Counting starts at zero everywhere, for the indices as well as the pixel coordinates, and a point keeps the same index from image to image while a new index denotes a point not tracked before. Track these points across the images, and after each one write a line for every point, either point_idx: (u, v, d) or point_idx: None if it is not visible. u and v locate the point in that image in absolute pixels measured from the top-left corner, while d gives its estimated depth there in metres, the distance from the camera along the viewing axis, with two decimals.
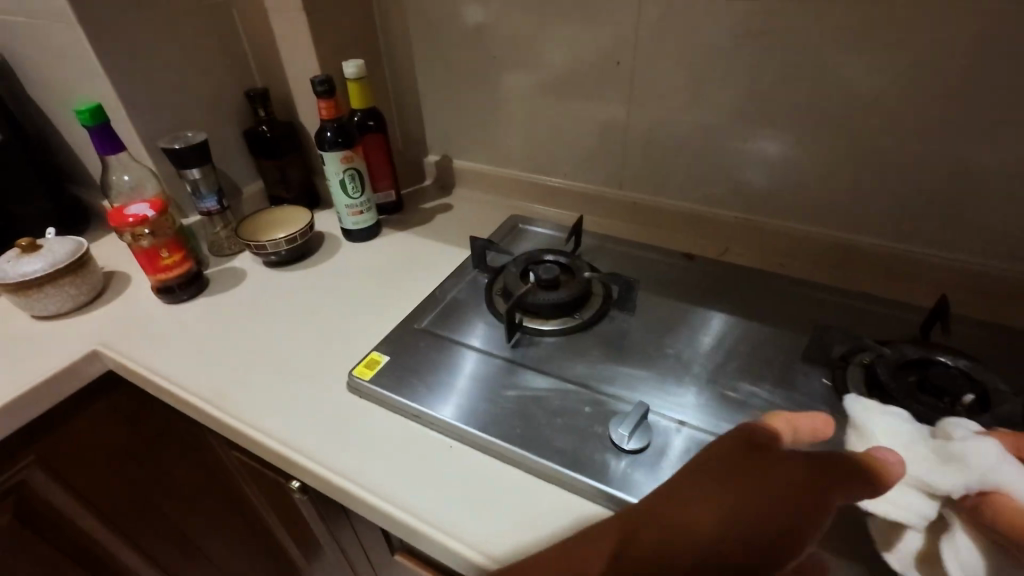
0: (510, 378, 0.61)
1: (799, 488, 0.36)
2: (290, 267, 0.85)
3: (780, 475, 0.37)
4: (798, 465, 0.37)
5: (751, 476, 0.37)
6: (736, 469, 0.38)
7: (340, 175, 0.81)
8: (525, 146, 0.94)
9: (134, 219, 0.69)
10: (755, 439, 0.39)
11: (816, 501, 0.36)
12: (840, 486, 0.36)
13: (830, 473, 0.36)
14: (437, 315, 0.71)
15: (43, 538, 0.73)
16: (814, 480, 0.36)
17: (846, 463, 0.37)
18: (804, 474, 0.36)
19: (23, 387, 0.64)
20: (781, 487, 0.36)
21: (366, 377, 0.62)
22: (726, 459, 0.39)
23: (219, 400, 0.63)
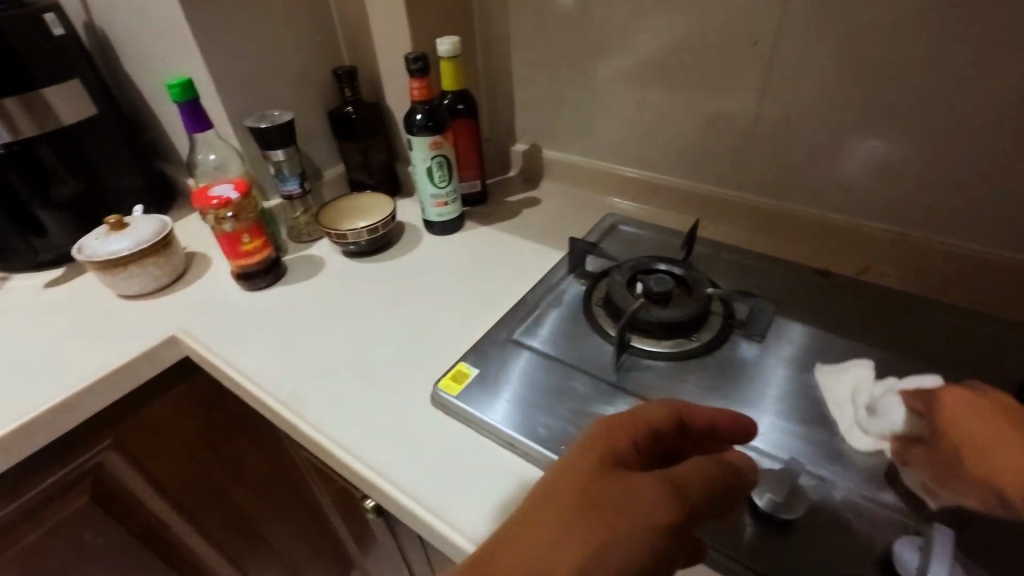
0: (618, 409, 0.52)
1: (677, 508, 0.34)
2: (369, 258, 0.80)
3: (648, 493, 0.35)
4: (665, 479, 0.35)
5: (618, 494, 0.35)
6: (601, 483, 0.35)
7: (428, 162, 0.75)
8: (626, 137, 0.84)
9: (218, 201, 0.66)
10: (615, 449, 0.37)
11: (691, 522, 0.34)
12: (708, 501, 0.35)
13: (702, 490, 0.35)
14: (530, 324, 0.63)
15: (119, 522, 0.72)
16: (684, 497, 0.35)
17: (715, 474, 0.36)
18: (673, 491, 0.35)
19: (103, 370, 0.62)
20: (652, 509, 0.34)
21: (454, 392, 0.55)
22: (596, 470, 0.36)
23: (295, 402, 0.58)
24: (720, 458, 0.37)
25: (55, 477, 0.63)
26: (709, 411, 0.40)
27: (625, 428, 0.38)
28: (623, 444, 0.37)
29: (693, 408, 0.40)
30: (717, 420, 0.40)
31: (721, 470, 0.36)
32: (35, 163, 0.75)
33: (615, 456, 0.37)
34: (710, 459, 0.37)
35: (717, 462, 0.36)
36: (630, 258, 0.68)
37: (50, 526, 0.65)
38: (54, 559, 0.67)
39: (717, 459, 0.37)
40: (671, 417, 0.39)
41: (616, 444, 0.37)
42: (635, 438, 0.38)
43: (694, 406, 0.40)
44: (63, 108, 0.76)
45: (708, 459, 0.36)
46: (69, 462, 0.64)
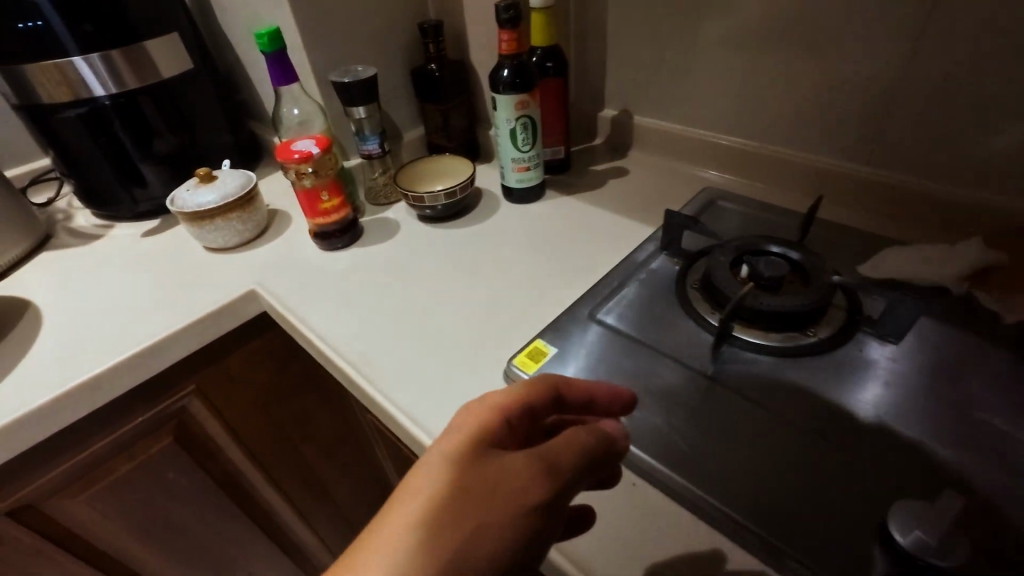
0: (715, 408, 0.46)
1: (549, 486, 0.35)
2: (445, 224, 0.77)
3: (522, 477, 0.34)
4: (538, 459, 0.35)
5: (493, 479, 0.34)
6: (477, 470, 0.34)
7: (512, 123, 0.70)
8: (734, 101, 0.74)
9: (300, 155, 0.64)
10: (491, 433, 0.36)
11: (562, 498, 0.35)
12: (581, 474, 0.36)
13: (573, 463, 0.36)
14: (615, 304, 0.57)
15: (199, 464, 0.75)
16: (557, 475, 0.35)
17: (586, 449, 0.36)
18: (546, 470, 0.35)
19: (189, 318, 0.64)
20: (527, 489, 0.34)
21: (530, 371, 0.51)
22: (472, 456, 0.35)
23: (365, 368, 0.56)
24: (591, 430, 0.37)
25: (143, 417, 0.66)
26: (584, 385, 0.40)
27: (495, 411, 0.37)
28: (495, 426, 0.36)
29: (570, 385, 0.40)
30: (595, 395, 0.40)
31: (592, 445, 0.37)
32: (139, 114, 0.78)
33: (488, 439, 0.36)
34: (583, 435, 0.37)
35: (588, 434, 0.37)
36: (735, 236, 0.59)
37: (138, 462, 0.67)
38: (143, 491, 0.70)
39: (593, 432, 0.37)
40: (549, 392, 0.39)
41: (488, 428, 0.36)
42: (506, 417, 0.37)
43: (571, 380, 0.40)
44: (164, 62, 0.78)
45: (578, 435, 0.37)
46: (156, 403, 0.66)
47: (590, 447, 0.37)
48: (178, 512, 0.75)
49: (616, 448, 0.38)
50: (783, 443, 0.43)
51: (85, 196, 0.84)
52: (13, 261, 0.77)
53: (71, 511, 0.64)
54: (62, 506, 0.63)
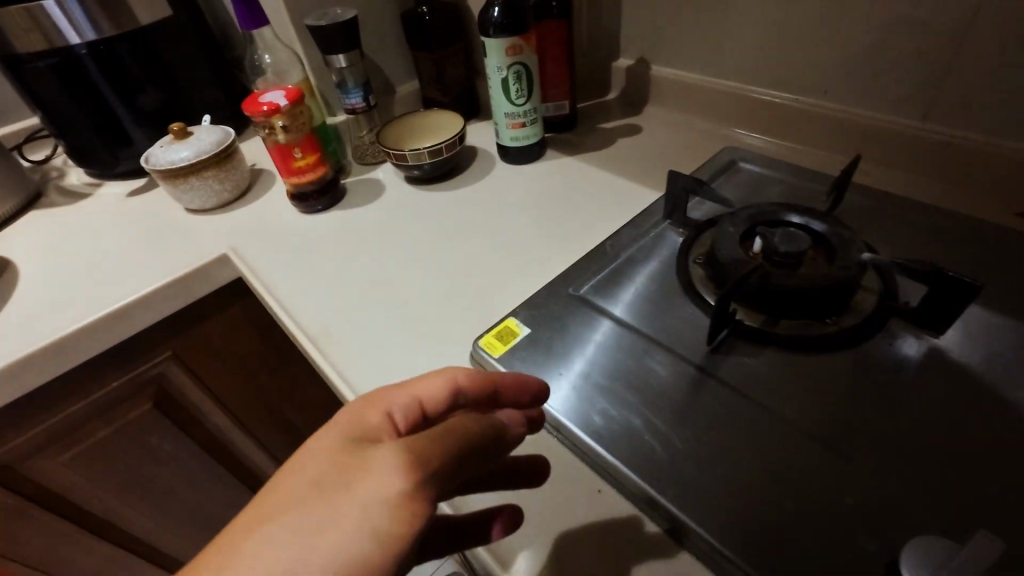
0: (704, 405, 0.39)
1: (414, 475, 0.30)
2: (434, 186, 0.70)
3: (385, 464, 0.30)
4: (407, 446, 0.31)
5: (351, 469, 0.31)
6: (340, 460, 0.31)
7: (504, 72, 0.62)
8: (765, 45, 0.64)
9: (267, 107, 0.59)
10: (365, 423, 0.33)
11: (435, 490, 0.30)
12: (457, 462, 0.32)
13: (449, 452, 0.31)
14: (605, 279, 0.51)
15: (182, 430, 0.73)
16: (425, 464, 0.30)
17: (467, 438, 0.32)
18: (412, 457, 0.30)
19: (158, 282, 0.61)
20: (387, 478, 0.30)
21: (496, 354, 0.45)
22: (339, 447, 0.32)
23: (326, 344, 0.52)
24: (478, 419, 0.34)
25: (117, 383, 0.64)
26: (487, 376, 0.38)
27: (375, 402, 0.35)
28: (376, 418, 0.34)
29: (470, 377, 0.37)
30: (499, 384, 0.37)
31: (479, 432, 0.33)
32: (116, 66, 0.74)
33: (363, 433, 0.33)
34: (467, 423, 0.33)
35: (474, 423, 0.33)
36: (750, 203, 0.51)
37: (117, 426, 0.66)
38: (125, 455, 0.69)
39: (479, 421, 0.33)
40: (445, 383, 0.36)
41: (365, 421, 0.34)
42: (389, 410, 0.35)
43: (473, 375, 0.38)
44: (140, 8, 0.73)
45: (458, 422, 0.33)
46: (130, 369, 0.64)
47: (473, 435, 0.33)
48: (163, 475, 0.75)
49: (508, 437, 0.34)
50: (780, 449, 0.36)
51: (74, 156, 0.81)
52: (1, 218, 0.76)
53: (51, 474, 0.64)
54: (41, 468, 0.63)
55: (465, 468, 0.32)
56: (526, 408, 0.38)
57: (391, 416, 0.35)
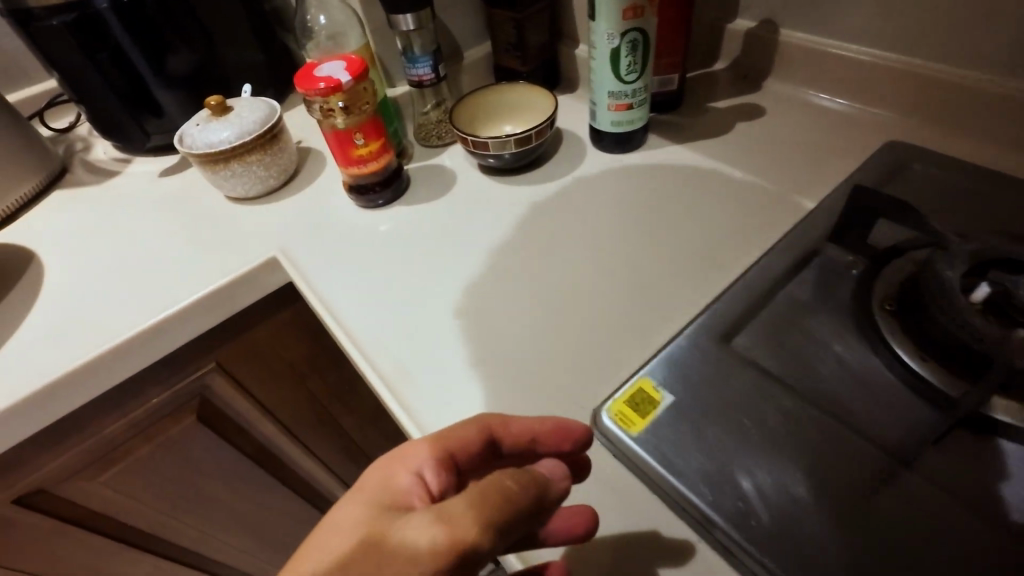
0: (933, 531, 0.30)
1: (449, 553, 0.27)
2: (514, 178, 0.59)
3: (413, 542, 0.27)
4: (440, 521, 0.27)
5: (378, 544, 0.27)
6: (365, 535, 0.28)
7: (615, 41, 0.49)
8: None
9: (326, 85, 0.48)
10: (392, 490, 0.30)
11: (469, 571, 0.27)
12: (496, 532, 0.28)
13: (484, 527, 0.28)
14: (762, 327, 0.39)
15: (227, 440, 0.67)
16: (459, 537, 0.27)
17: (504, 505, 0.29)
18: (445, 529, 0.27)
19: (201, 291, 0.52)
20: (418, 558, 0.26)
21: (633, 431, 0.35)
22: (364, 519, 0.29)
23: (405, 388, 0.43)
24: (518, 480, 0.30)
25: (158, 400, 0.57)
26: (522, 423, 0.34)
27: (404, 463, 0.31)
28: (404, 483, 0.31)
29: (503, 423, 0.33)
30: (536, 429, 0.34)
31: (516, 494, 0.29)
32: (142, 23, 0.63)
33: (392, 499, 0.30)
34: (505, 487, 0.29)
35: (515, 484, 0.29)
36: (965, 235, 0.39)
37: (159, 442, 0.60)
38: (169, 471, 0.63)
39: (520, 482, 0.29)
40: (477, 436, 0.33)
41: (394, 486, 0.31)
42: (421, 470, 0.31)
43: (508, 421, 0.34)
44: None
45: (497, 481, 0.29)
46: (171, 384, 0.57)
47: (509, 502, 0.29)
48: (209, 487, 0.69)
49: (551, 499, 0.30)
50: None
51: (100, 127, 0.71)
52: (25, 199, 0.67)
53: (90, 493, 0.58)
54: (79, 489, 0.57)
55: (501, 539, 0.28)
56: (568, 454, 0.34)
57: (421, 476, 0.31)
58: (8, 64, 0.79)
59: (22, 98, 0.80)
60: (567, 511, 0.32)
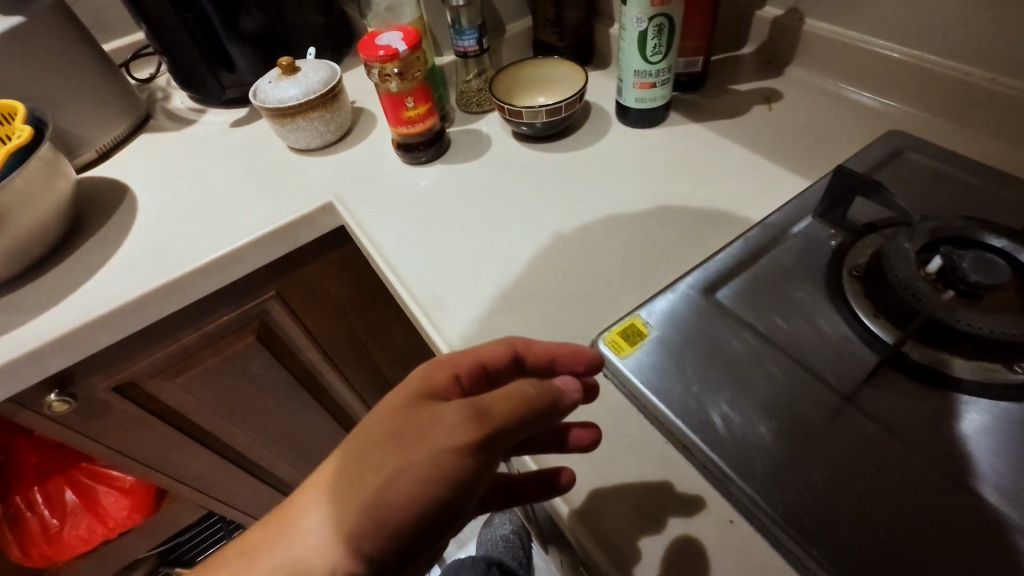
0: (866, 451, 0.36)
1: (479, 428, 0.31)
2: (543, 145, 0.66)
3: (449, 416, 0.32)
4: (469, 403, 0.32)
5: (426, 420, 0.32)
6: (406, 416, 0.33)
7: (643, 24, 0.55)
8: (952, 11, 0.52)
9: (385, 52, 0.55)
10: (432, 382, 0.35)
11: (495, 444, 0.32)
12: (517, 423, 0.32)
13: (507, 414, 0.32)
14: (744, 283, 0.46)
15: (280, 361, 0.77)
16: (485, 419, 0.32)
17: (519, 398, 0.33)
18: (475, 411, 0.32)
19: (269, 226, 0.61)
20: (455, 430, 0.31)
21: (622, 355, 0.43)
22: (411, 403, 0.34)
23: (438, 314, 0.51)
24: (539, 385, 0.34)
25: (230, 317, 0.67)
26: (542, 346, 0.39)
27: (443, 364, 0.36)
28: (443, 380, 0.36)
29: (528, 345, 0.39)
30: (554, 352, 0.39)
31: (532, 393, 0.33)
32: None
33: (431, 391, 0.35)
34: (528, 385, 0.34)
35: (534, 387, 0.34)
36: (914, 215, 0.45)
37: (226, 355, 0.70)
38: (231, 380, 0.74)
39: (537, 384, 0.34)
40: (506, 353, 0.38)
41: (433, 380, 0.36)
42: (457, 373, 0.37)
43: (528, 343, 0.39)
44: None
45: (516, 385, 0.34)
46: (239, 305, 0.67)
47: (526, 400, 0.33)
48: (260, 400, 0.80)
49: (564, 402, 0.34)
50: (956, 511, 0.33)
51: (179, 79, 0.79)
52: (117, 139, 0.77)
53: (168, 392, 0.69)
54: (161, 386, 0.68)
55: (518, 428, 0.33)
56: (582, 374, 0.40)
57: (457, 379, 0.37)
58: (100, 17, 0.88)
59: (111, 49, 0.90)
60: (578, 430, 0.39)
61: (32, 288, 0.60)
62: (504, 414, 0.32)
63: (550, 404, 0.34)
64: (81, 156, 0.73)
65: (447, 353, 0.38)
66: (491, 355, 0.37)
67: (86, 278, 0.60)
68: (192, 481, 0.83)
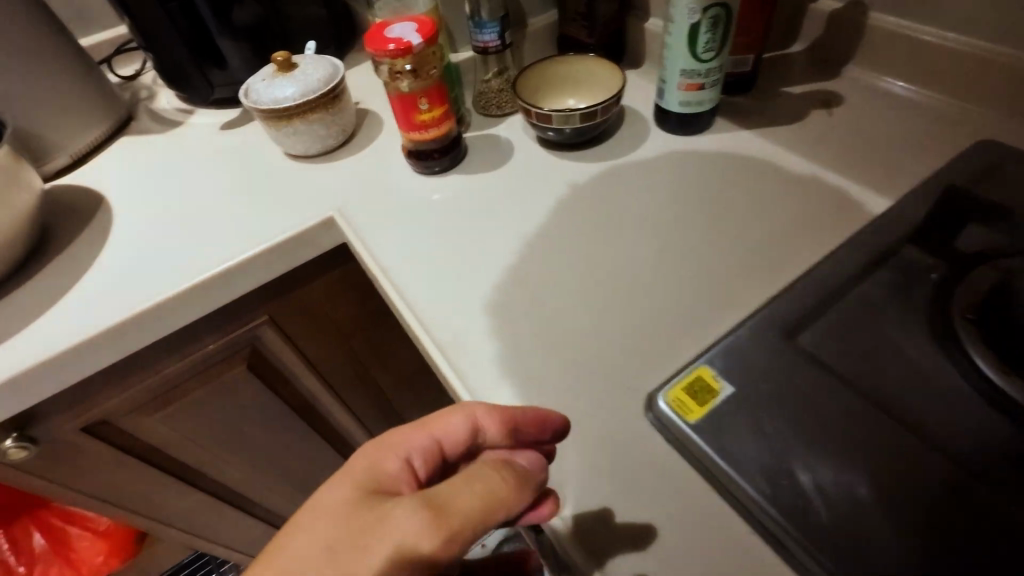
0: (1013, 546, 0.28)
1: (437, 531, 0.29)
2: (573, 153, 0.58)
3: (401, 519, 0.29)
4: (425, 501, 0.29)
5: (374, 523, 0.29)
6: (352, 518, 0.30)
7: (695, 16, 0.47)
8: None
9: (396, 46, 0.47)
10: (382, 472, 0.32)
11: (455, 547, 0.29)
12: (479, 519, 0.30)
13: (467, 510, 0.29)
14: (831, 326, 0.38)
15: (272, 389, 0.70)
16: (445, 519, 0.29)
17: (481, 490, 0.30)
18: (432, 511, 0.29)
19: (261, 246, 0.53)
20: (408, 536, 0.28)
21: (691, 418, 0.35)
22: (356, 499, 0.31)
23: (457, 354, 0.43)
24: (501, 469, 0.31)
25: (217, 344, 0.59)
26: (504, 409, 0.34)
27: (393, 448, 0.34)
28: (394, 466, 0.33)
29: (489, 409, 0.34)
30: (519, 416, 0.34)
31: (495, 482, 0.31)
32: None
33: (382, 482, 0.32)
34: (489, 471, 0.31)
35: (497, 474, 0.31)
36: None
37: (212, 387, 0.63)
38: (218, 413, 0.66)
39: (499, 470, 0.31)
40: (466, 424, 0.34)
41: (384, 468, 0.33)
42: (409, 456, 0.34)
43: (489, 408, 0.34)
44: None
45: (476, 473, 0.31)
46: (227, 332, 0.59)
47: (485, 489, 0.30)
48: (252, 432, 0.72)
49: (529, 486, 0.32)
50: None
51: (163, 76, 0.71)
52: (94, 143, 0.69)
53: (146, 429, 0.61)
54: (138, 423, 0.60)
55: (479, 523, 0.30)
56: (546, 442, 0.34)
57: (410, 463, 0.33)
58: (80, 9, 0.81)
59: (92, 44, 0.82)
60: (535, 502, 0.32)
61: None
62: (463, 509, 0.29)
63: (512, 493, 0.31)
64: (52, 162, 0.66)
65: (397, 432, 0.34)
66: (447, 430, 0.34)
67: (49, 304, 0.52)
68: (176, 520, 0.75)
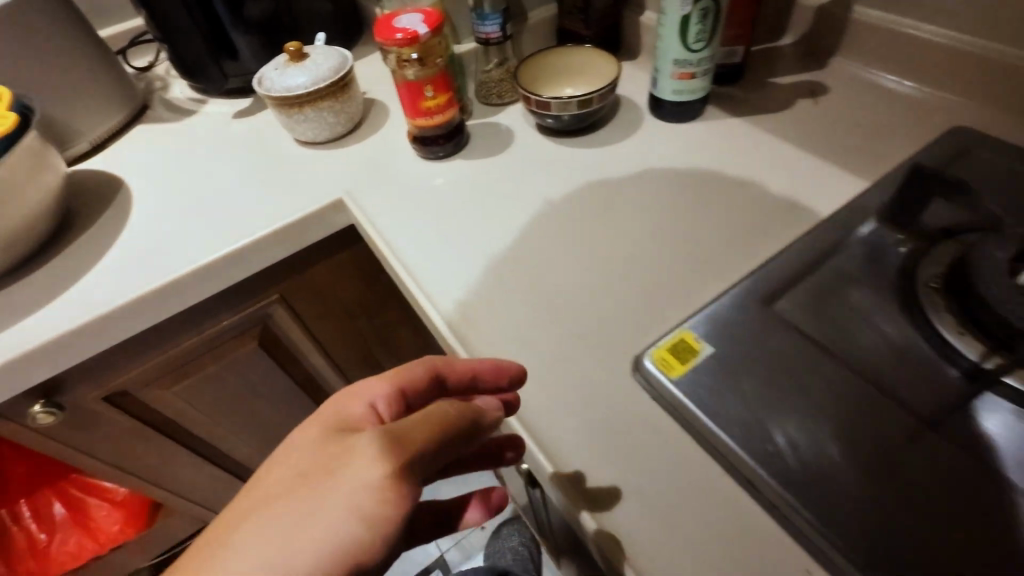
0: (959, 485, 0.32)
1: (397, 456, 0.31)
2: (570, 139, 0.61)
3: (364, 450, 0.31)
4: (387, 433, 0.32)
5: (339, 454, 0.32)
6: (319, 454, 0.32)
7: (686, 8, 0.50)
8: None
9: (404, 35, 0.50)
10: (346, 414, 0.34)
11: (416, 472, 0.31)
12: (439, 447, 0.32)
13: (428, 440, 0.32)
14: (804, 294, 0.41)
15: (282, 367, 0.73)
16: (404, 447, 0.31)
17: (439, 420, 0.33)
18: (392, 440, 0.31)
19: (273, 225, 0.56)
20: (370, 464, 0.31)
21: (673, 375, 0.38)
22: (322, 438, 0.33)
23: (459, 323, 0.46)
24: (457, 405, 0.34)
25: (230, 321, 0.62)
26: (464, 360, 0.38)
27: (358, 396, 0.36)
28: (359, 410, 0.35)
29: (451, 362, 0.38)
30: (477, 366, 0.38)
31: (452, 413, 0.33)
32: None
33: (345, 423, 0.34)
34: (448, 406, 0.34)
35: (455, 408, 0.34)
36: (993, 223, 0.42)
37: (224, 362, 0.66)
38: (231, 388, 0.69)
39: (455, 404, 0.34)
40: (427, 372, 0.37)
41: (349, 412, 0.35)
42: (373, 401, 0.36)
43: (451, 360, 0.38)
44: None
45: (436, 408, 0.33)
46: (240, 309, 0.62)
47: (443, 421, 0.33)
48: (262, 408, 0.75)
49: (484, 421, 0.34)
50: None
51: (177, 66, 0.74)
52: (111, 130, 0.72)
53: (162, 401, 0.65)
54: (155, 396, 0.63)
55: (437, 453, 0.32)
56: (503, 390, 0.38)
57: (374, 408, 0.36)
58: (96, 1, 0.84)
59: (108, 35, 0.85)
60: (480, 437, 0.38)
61: (17, 290, 0.55)
62: (421, 439, 0.32)
63: (466, 425, 0.33)
64: (73, 147, 0.69)
65: (362, 382, 0.36)
66: (411, 377, 0.37)
67: (75, 279, 0.55)
68: (188, 493, 0.79)
